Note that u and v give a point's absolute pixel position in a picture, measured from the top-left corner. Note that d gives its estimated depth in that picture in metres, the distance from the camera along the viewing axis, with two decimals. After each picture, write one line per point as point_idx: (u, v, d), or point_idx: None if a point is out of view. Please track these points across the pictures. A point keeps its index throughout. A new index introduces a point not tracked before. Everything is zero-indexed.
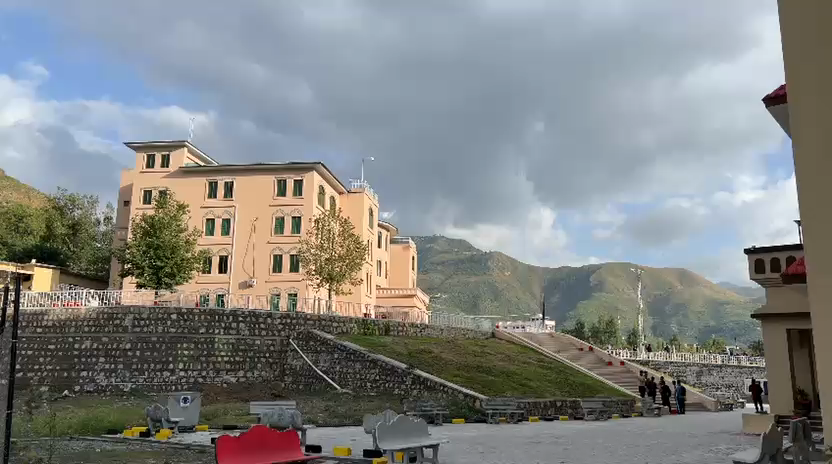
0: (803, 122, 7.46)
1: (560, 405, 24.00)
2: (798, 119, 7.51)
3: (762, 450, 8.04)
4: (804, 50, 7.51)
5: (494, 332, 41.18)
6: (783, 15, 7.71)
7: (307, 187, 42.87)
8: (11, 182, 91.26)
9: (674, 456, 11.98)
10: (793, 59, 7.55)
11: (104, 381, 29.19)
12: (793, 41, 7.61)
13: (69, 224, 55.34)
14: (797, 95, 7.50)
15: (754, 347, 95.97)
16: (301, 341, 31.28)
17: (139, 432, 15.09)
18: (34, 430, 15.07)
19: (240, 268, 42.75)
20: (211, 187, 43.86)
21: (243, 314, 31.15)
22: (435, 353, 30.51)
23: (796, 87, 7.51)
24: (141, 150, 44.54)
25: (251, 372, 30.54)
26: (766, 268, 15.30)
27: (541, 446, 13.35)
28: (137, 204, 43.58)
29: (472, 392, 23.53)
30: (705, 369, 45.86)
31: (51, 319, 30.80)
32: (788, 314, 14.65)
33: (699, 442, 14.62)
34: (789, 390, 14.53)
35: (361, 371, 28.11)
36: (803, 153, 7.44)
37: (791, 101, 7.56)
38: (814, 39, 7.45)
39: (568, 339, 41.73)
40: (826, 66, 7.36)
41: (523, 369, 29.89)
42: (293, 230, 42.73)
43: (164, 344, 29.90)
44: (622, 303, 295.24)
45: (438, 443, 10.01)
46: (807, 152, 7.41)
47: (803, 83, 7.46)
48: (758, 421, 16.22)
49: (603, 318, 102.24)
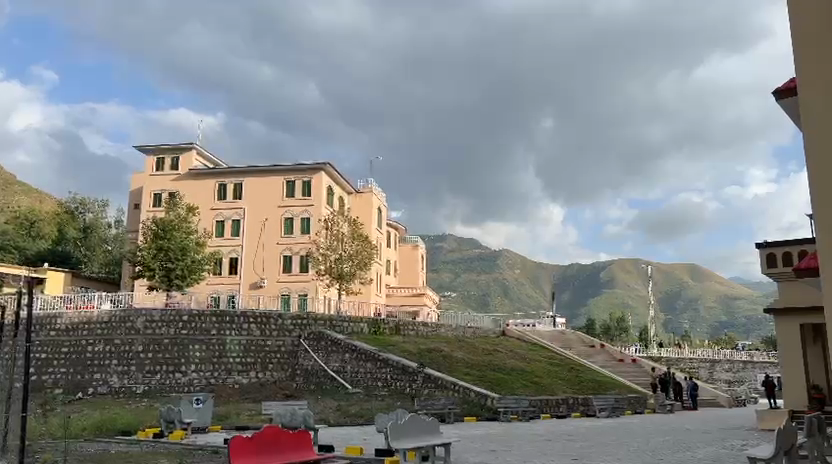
0: (813, 128, 6.68)
1: (572, 402, 23.94)
2: (807, 125, 6.72)
3: (778, 447, 7.96)
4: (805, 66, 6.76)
5: (505, 331, 41.08)
6: (795, 24, 6.90)
7: (316, 187, 42.93)
8: (22, 187, 92.11)
9: (688, 453, 11.83)
10: (798, 72, 6.81)
11: (117, 382, 29.38)
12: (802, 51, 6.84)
13: (80, 227, 55.70)
14: (809, 107, 6.69)
15: (766, 341, 95.15)
16: (312, 341, 31.33)
17: (153, 433, 15.21)
18: (49, 433, 15.21)
19: (251, 269, 42.96)
20: (220, 189, 44.02)
21: (254, 315, 31.34)
22: (445, 351, 30.51)
23: (807, 98, 6.69)
24: (151, 152, 44.82)
25: (262, 373, 30.64)
26: (778, 262, 15.15)
27: (553, 443, 13.34)
28: (148, 207, 43.90)
29: (484, 390, 23.39)
30: (718, 364, 45.52)
31: (64, 322, 31.04)
32: (801, 308, 14.70)
33: (713, 438, 14.50)
34: (804, 384, 14.41)
35: (372, 371, 28.09)
36: (819, 166, 6.64)
37: (805, 111, 6.73)
38: (820, 54, 6.70)
39: (578, 337, 41.56)
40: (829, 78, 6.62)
41: (534, 367, 29.82)
42: (302, 230, 42.82)
43: (176, 345, 30.10)
44: (633, 300, 294.16)
45: (449, 441, 9.99)
46: (822, 165, 6.62)
47: (811, 97, 6.67)
48: (771, 417, 16.13)
49: (613, 315, 101.67)
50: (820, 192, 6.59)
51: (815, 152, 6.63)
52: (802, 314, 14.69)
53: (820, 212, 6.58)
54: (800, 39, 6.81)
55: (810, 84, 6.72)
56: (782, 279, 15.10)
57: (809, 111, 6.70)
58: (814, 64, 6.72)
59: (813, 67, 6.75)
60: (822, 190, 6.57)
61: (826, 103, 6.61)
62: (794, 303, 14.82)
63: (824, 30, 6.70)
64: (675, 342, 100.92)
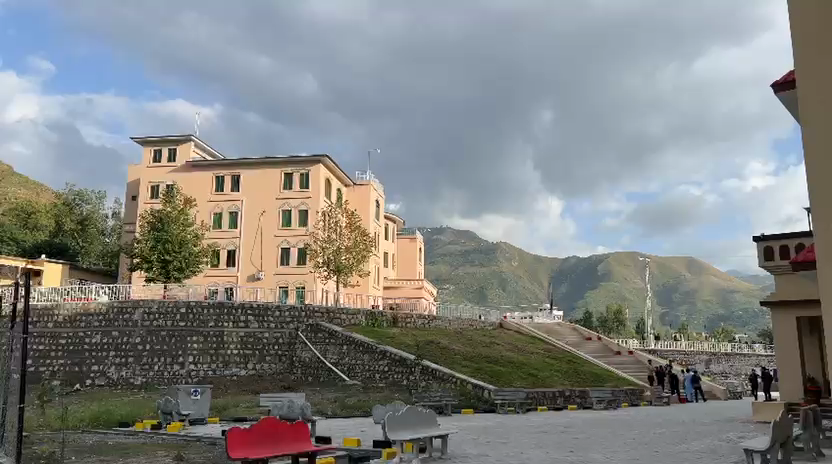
0: (813, 131, 6.66)
1: (569, 394, 23.94)
2: (807, 129, 6.71)
3: (773, 438, 8.00)
4: (805, 68, 6.76)
5: (502, 322, 41.12)
6: (794, 26, 6.87)
7: (314, 180, 42.86)
8: (20, 178, 92.10)
9: (684, 445, 11.94)
10: (798, 72, 6.80)
11: (115, 374, 29.43)
12: (803, 52, 6.81)
13: (77, 219, 55.72)
14: (808, 113, 6.69)
15: (763, 335, 95.39)
16: (310, 333, 31.39)
17: (151, 424, 15.25)
18: (47, 424, 15.27)
19: (248, 261, 42.93)
20: (217, 181, 43.90)
21: (251, 307, 31.30)
22: (442, 343, 30.54)
23: (806, 103, 6.70)
24: (148, 144, 44.69)
25: (260, 365, 30.69)
26: (775, 256, 15.14)
27: (550, 436, 13.38)
28: (145, 199, 43.82)
29: (481, 382, 23.44)
30: (714, 357, 45.67)
31: (61, 314, 31.01)
32: (798, 302, 14.68)
33: (711, 431, 14.58)
34: (801, 378, 14.44)
35: (370, 363, 28.15)
36: (820, 167, 6.63)
37: (804, 115, 6.73)
38: (816, 56, 6.69)
39: (575, 329, 41.72)
40: (828, 78, 6.62)
41: (531, 359, 29.90)
42: (300, 222, 42.76)
43: (174, 337, 30.11)
44: (631, 292, 295.02)
45: (447, 433, 10.03)
46: (821, 166, 6.61)
47: (812, 101, 6.67)
48: (767, 409, 16.21)
49: (611, 308, 101.53)
50: (818, 190, 6.59)
51: (813, 153, 6.64)
52: (798, 309, 14.67)
53: (818, 207, 6.57)
54: (799, 36, 6.80)
55: (811, 81, 6.69)
56: (780, 273, 15.05)
57: (809, 104, 6.70)
58: (813, 68, 6.71)
59: (813, 67, 6.72)
60: (822, 191, 6.57)
61: (823, 98, 6.61)
62: (792, 298, 14.77)
63: (822, 28, 6.67)
64: (671, 334, 101.55)
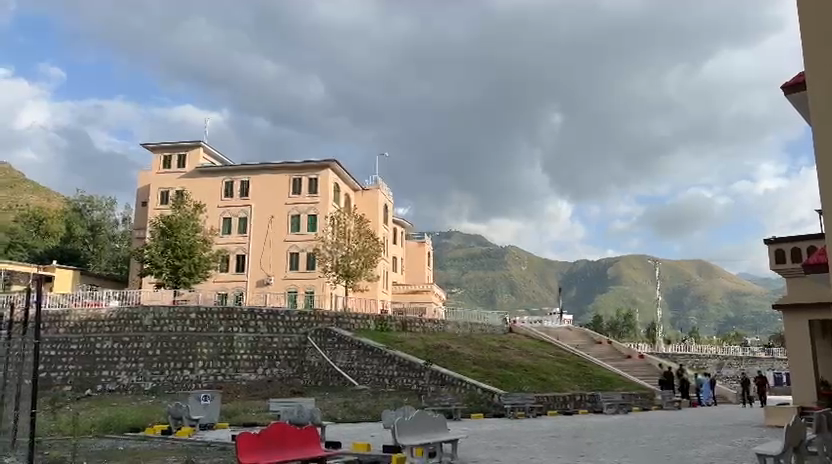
0: (825, 139, 6.56)
1: (579, 398, 23.83)
2: (819, 139, 6.60)
3: (786, 442, 7.87)
4: (813, 77, 6.68)
5: (512, 327, 40.94)
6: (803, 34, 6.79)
7: (322, 184, 43.02)
8: (32, 186, 92.46)
9: (695, 449, 11.83)
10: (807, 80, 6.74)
11: (125, 379, 29.54)
12: (815, 59, 6.73)
13: (87, 225, 56.19)
14: (820, 123, 6.60)
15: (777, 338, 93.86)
16: (319, 337, 31.43)
17: (161, 430, 15.30)
18: (58, 430, 15.28)
19: (258, 266, 43.04)
20: (227, 186, 44.13)
21: (261, 313, 31.35)
22: (452, 348, 30.55)
23: (818, 115, 6.61)
24: (157, 151, 45.04)
25: (270, 370, 30.70)
26: (786, 257, 15.02)
27: (561, 441, 13.32)
28: (155, 205, 44.11)
29: (490, 386, 23.41)
30: (726, 361, 45.38)
31: (73, 319, 31.14)
32: (810, 304, 14.56)
33: (722, 435, 14.51)
34: (813, 382, 14.29)
35: (379, 368, 28.15)
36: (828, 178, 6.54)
37: (815, 126, 6.64)
38: (824, 61, 6.61)
39: (585, 333, 41.57)
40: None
41: (540, 363, 29.95)
42: (309, 228, 42.86)
43: (184, 343, 30.20)
44: (640, 296, 292.96)
45: (457, 437, 9.93)
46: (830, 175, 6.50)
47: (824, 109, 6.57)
48: (780, 413, 16.05)
49: (622, 313, 100.31)
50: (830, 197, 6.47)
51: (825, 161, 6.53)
52: (809, 311, 14.54)
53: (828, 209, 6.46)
54: (806, 37, 6.75)
55: (819, 90, 6.61)
56: (791, 276, 14.98)
57: (816, 105, 6.64)
58: (820, 79, 6.63)
59: (818, 77, 6.67)
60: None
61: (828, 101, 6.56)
62: (802, 299, 14.67)
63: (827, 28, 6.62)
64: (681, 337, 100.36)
